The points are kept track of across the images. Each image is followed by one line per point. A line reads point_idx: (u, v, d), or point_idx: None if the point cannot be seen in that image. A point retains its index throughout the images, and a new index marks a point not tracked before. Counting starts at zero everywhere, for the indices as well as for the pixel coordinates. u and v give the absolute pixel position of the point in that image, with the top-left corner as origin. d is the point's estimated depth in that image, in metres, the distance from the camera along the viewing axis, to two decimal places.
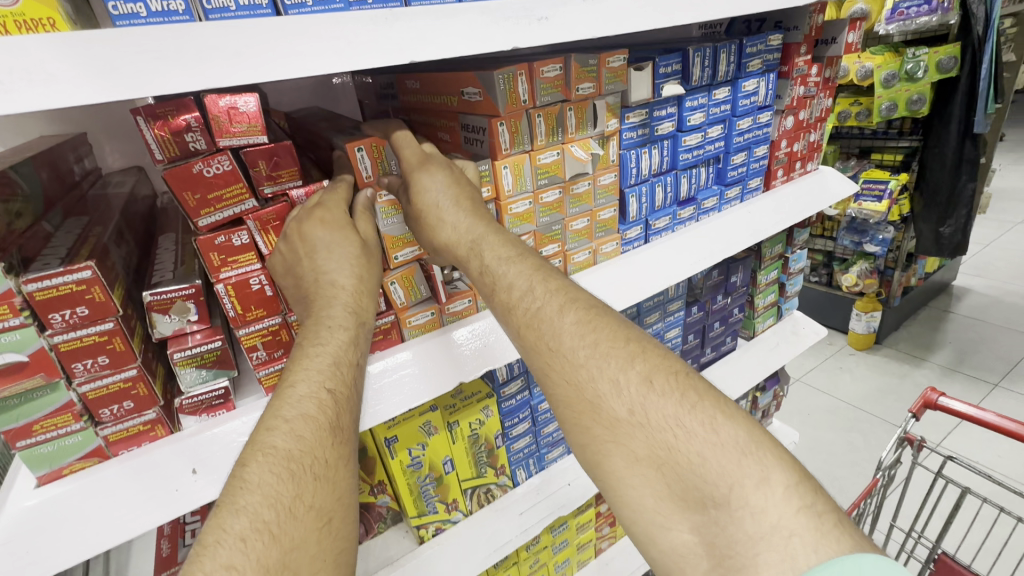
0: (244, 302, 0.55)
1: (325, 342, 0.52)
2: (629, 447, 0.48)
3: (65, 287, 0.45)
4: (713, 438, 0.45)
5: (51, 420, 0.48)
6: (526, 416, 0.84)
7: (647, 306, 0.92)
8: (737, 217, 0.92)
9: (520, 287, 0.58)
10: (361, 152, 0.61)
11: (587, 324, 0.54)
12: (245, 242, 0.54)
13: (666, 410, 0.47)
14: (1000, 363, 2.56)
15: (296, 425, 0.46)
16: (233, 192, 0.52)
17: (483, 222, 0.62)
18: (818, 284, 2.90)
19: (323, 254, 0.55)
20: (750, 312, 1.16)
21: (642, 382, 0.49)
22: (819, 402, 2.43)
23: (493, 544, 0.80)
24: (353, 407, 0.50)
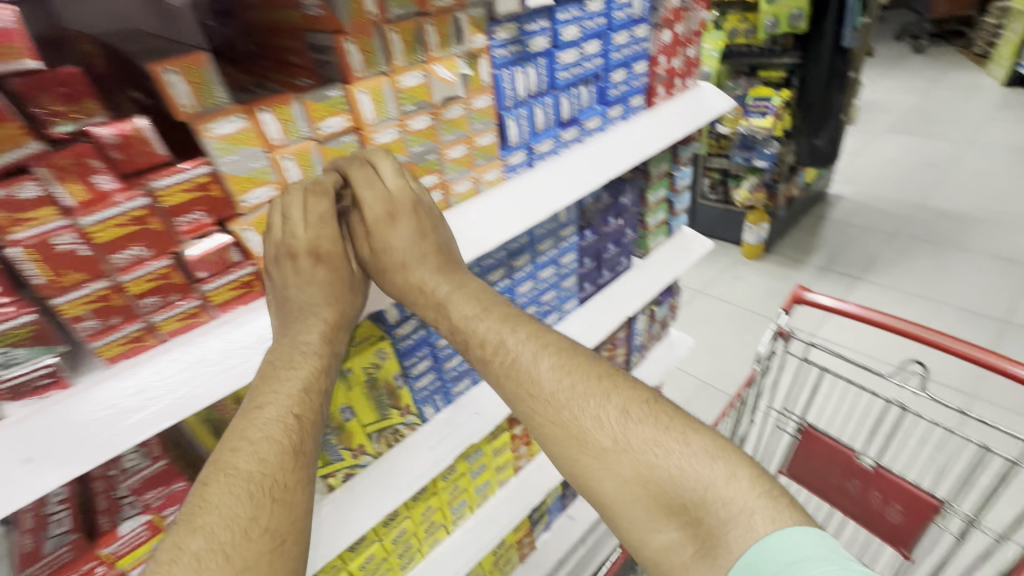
0: (59, 268, 0.47)
1: (298, 370, 0.57)
2: (615, 470, 0.56)
3: None
4: (684, 452, 0.55)
5: None
6: (426, 354, 0.84)
7: (538, 234, 0.93)
8: (620, 137, 0.92)
9: (494, 338, 0.63)
10: (173, 75, 0.48)
11: (562, 364, 0.61)
12: (46, 193, 0.45)
13: (642, 434, 0.56)
14: (863, 259, 2.94)
15: (261, 447, 0.51)
16: (6, 133, 0.42)
17: (457, 275, 0.67)
18: (716, 202, 3.07)
19: (297, 298, 0.60)
20: (642, 231, 1.21)
21: (620, 412, 0.58)
22: (718, 309, 2.67)
23: (406, 478, 0.82)
24: (314, 437, 0.56)
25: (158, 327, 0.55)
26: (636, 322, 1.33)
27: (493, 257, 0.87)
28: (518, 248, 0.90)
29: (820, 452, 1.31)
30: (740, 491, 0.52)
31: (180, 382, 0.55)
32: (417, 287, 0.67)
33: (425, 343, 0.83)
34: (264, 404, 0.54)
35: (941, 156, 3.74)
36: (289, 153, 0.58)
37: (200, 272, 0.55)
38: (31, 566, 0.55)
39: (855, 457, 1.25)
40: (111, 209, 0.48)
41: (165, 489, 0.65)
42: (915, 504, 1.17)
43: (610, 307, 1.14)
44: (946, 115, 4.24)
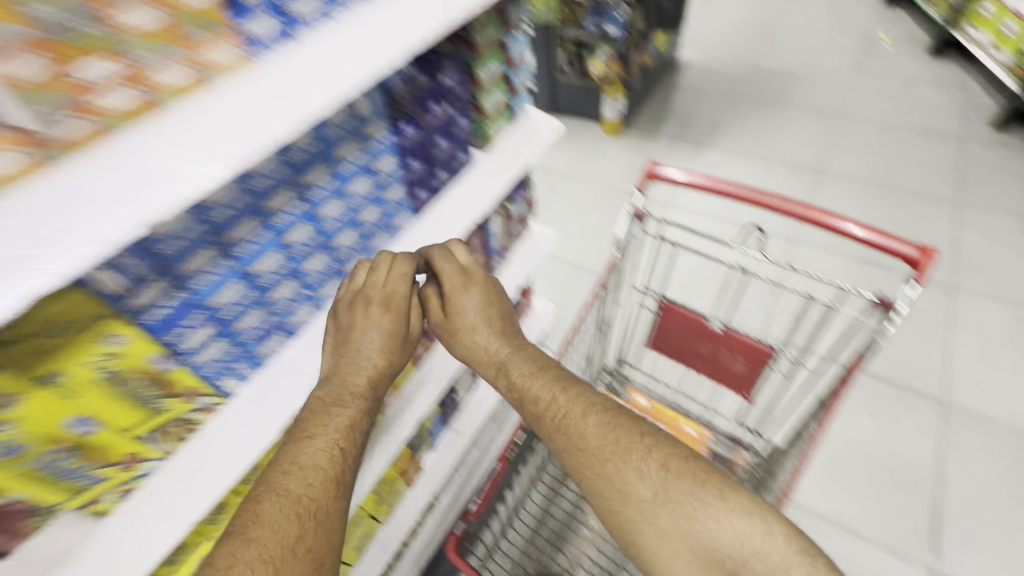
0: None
1: (338, 417, 0.79)
2: (614, 476, 0.80)
3: None
4: (683, 484, 0.78)
5: None
6: (198, 325, 0.74)
7: (330, 136, 0.79)
8: (390, 15, 0.75)
9: (545, 396, 0.87)
10: None
11: (601, 417, 0.84)
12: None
13: (648, 462, 0.80)
14: (709, 125, 3.06)
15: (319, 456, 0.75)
16: None
17: (511, 347, 0.92)
18: (573, 77, 2.91)
19: (375, 351, 0.86)
20: (479, 119, 1.05)
21: (641, 455, 0.81)
22: (584, 192, 2.65)
23: (208, 484, 0.76)
24: (352, 467, 0.78)
25: None
26: (489, 224, 1.22)
27: (269, 176, 0.74)
28: (304, 158, 0.77)
29: (676, 322, 1.38)
30: (734, 520, 0.75)
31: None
32: (471, 344, 0.93)
33: (192, 308, 0.71)
34: (322, 422, 0.78)
35: (773, 14, 3.89)
36: None
37: None
38: None
39: (705, 321, 1.33)
40: None
41: None
42: (754, 354, 1.28)
43: (452, 219, 1.01)
44: None
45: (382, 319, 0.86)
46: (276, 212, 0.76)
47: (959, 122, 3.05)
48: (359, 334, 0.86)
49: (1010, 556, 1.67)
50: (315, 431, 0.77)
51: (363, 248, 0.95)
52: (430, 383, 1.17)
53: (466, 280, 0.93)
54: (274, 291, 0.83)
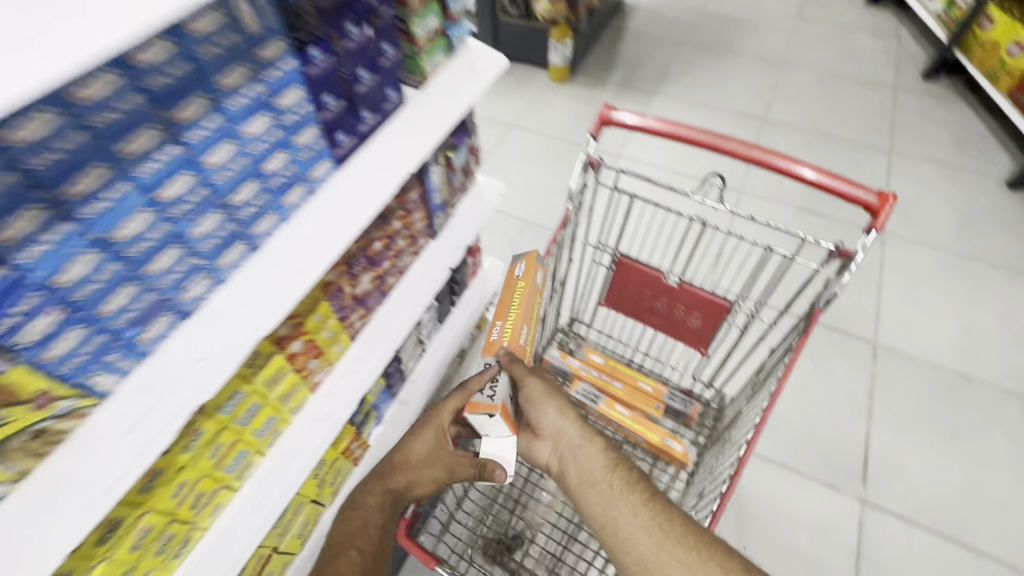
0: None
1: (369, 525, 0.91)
2: (625, 556, 0.76)
3: None
4: (699, 552, 0.74)
5: None
6: (39, 302, 0.47)
7: (212, 62, 0.55)
8: None
9: (595, 477, 0.82)
10: None
11: (649, 499, 0.79)
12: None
13: (672, 533, 0.76)
14: (658, 71, 2.83)
15: (352, 537, 0.90)
16: None
17: (575, 440, 0.86)
18: (516, 16, 2.56)
19: (418, 461, 0.91)
20: (410, 47, 0.87)
21: (676, 527, 0.77)
22: (531, 143, 2.39)
23: (91, 494, 0.53)
24: (372, 553, 0.89)
25: None
26: (428, 174, 1.06)
27: (117, 107, 0.48)
28: (172, 87, 0.52)
29: (632, 279, 1.32)
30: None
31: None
32: (555, 432, 0.88)
33: (22, 289, 0.45)
34: (360, 521, 0.91)
35: None
36: None
37: None
38: None
39: (662, 278, 1.27)
40: None
41: None
42: (712, 308, 1.24)
43: (355, 214, 0.77)
44: None
45: (418, 449, 0.92)
46: (135, 160, 0.51)
47: (895, 72, 3.01)
48: (403, 464, 0.92)
49: (928, 482, 1.80)
50: (354, 518, 0.92)
51: (272, 208, 0.69)
52: (370, 357, 1.03)
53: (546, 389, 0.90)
54: (153, 262, 0.56)
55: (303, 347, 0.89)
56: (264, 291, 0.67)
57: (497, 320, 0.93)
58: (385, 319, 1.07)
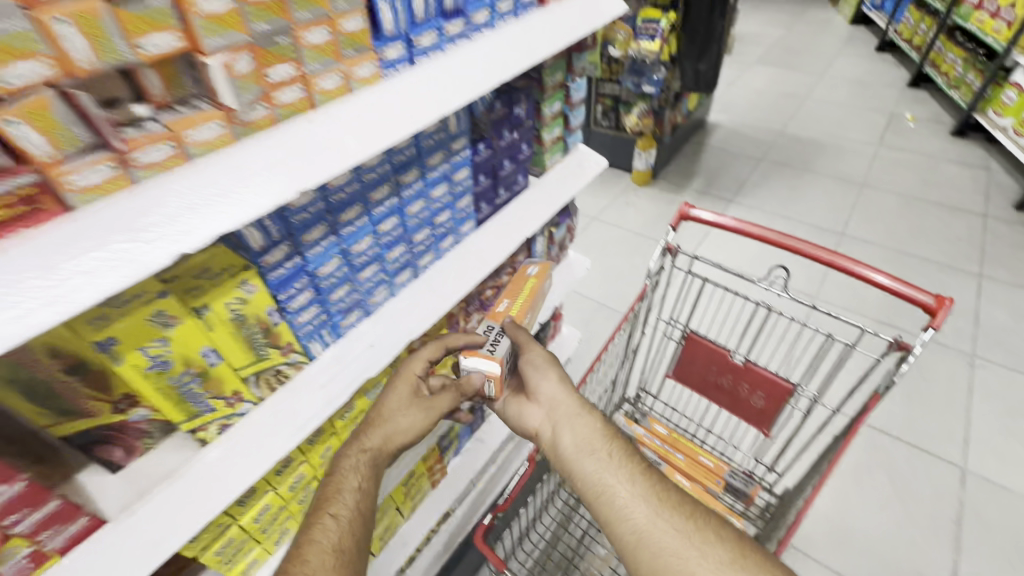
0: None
1: (353, 475, 0.76)
2: (622, 528, 0.63)
3: None
4: (706, 528, 0.62)
5: None
6: (306, 285, 0.73)
7: (427, 146, 0.84)
8: (511, 33, 0.83)
9: (597, 452, 0.71)
10: (63, 25, 0.41)
11: (649, 469, 0.70)
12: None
13: (674, 506, 0.64)
14: (735, 182, 3.06)
15: (330, 501, 0.72)
16: None
17: (573, 406, 0.78)
18: (607, 129, 2.96)
19: (396, 414, 0.84)
20: (539, 148, 1.16)
21: (678, 502, 0.65)
22: (611, 236, 2.65)
23: (293, 424, 0.75)
24: (354, 533, 0.69)
25: None
26: (534, 243, 1.30)
27: (376, 170, 0.76)
28: (403, 161, 0.81)
29: (701, 355, 1.43)
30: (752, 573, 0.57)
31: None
32: (546, 386, 0.82)
33: (303, 273, 0.72)
34: (338, 482, 0.74)
35: (802, 88, 3.99)
36: (65, 14, 0.41)
37: None
38: None
39: (728, 355, 1.38)
40: None
41: None
42: (774, 389, 1.33)
43: (486, 260, 1.02)
44: (804, 47, 4.57)
45: (399, 400, 0.85)
46: (375, 203, 0.79)
47: (983, 200, 2.99)
48: (380, 422, 0.82)
49: None
50: (338, 485, 0.74)
51: (433, 248, 0.96)
52: None
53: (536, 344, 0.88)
54: (362, 271, 0.82)
55: None
56: (419, 306, 0.91)
57: (505, 299, 1.02)
58: None
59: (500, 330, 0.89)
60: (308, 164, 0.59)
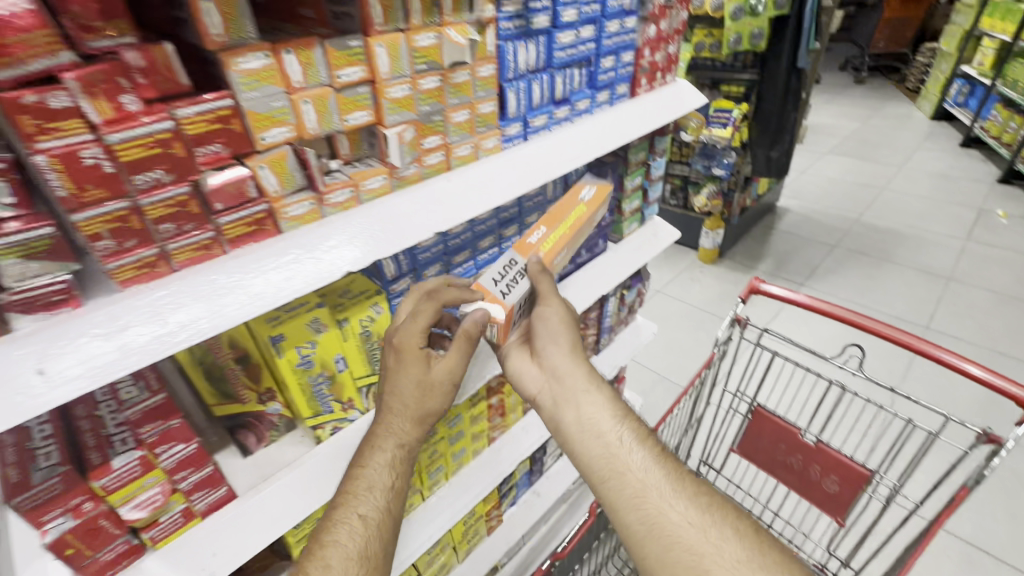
0: (42, 119, 0.43)
1: (377, 467, 0.71)
2: (632, 517, 0.63)
3: (25, 240, 0.45)
4: (721, 523, 0.60)
5: (39, 255, 0.46)
6: None
7: (527, 206, 0.97)
8: (606, 120, 0.98)
9: (608, 432, 0.69)
10: (306, 104, 0.58)
11: (662, 457, 0.68)
12: (24, 9, 0.40)
13: (688, 500, 0.63)
14: (806, 267, 3.02)
15: (353, 500, 0.68)
16: (101, 107, 0.45)
17: (580, 376, 0.74)
18: (676, 207, 3.07)
19: (402, 390, 0.72)
20: (619, 216, 1.28)
21: (693, 495, 0.63)
22: (674, 309, 2.67)
23: None
24: (380, 536, 0.67)
25: (172, 255, 0.53)
26: (608, 303, 1.38)
27: (485, 224, 0.90)
28: (507, 218, 0.94)
29: (768, 431, 1.41)
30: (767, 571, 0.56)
31: (171, 311, 0.52)
32: (553, 348, 0.76)
33: None
34: (359, 479, 0.70)
35: (878, 179, 3.96)
36: (308, 96, 0.58)
37: (217, 203, 0.54)
38: (21, 495, 0.55)
39: (797, 434, 1.35)
40: (164, 192, 0.50)
41: (162, 424, 0.62)
42: (848, 474, 1.28)
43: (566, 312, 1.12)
44: (880, 140, 4.58)
45: (406, 375, 0.71)
46: (481, 251, 0.92)
47: None
48: (394, 403, 0.72)
49: None
50: (358, 482, 0.70)
51: None
52: (533, 430, 1.29)
53: (552, 297, 0.77)
54: None
55: (499, 402, 1.18)
56: None
57: (542, 226, 0.80)
58: None
59: (525, 269, 0.77)
60: (443, 214, 0.73)
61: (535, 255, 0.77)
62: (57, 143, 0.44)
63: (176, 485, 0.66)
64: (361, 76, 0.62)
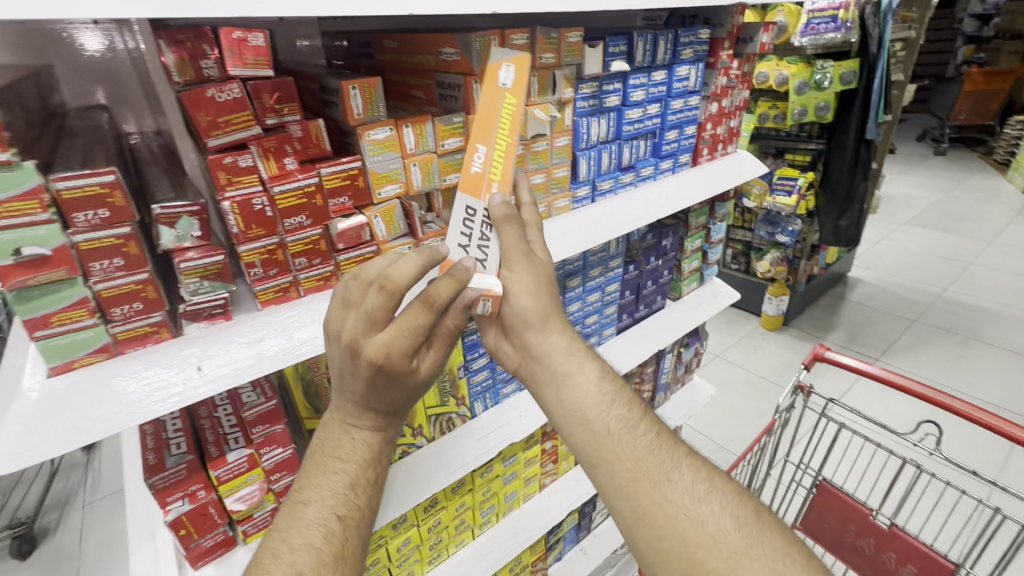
0: (231, 174, 0.57)
1: (345, 460, 0.59)
2: (623, 505, 0.58)
3: (202, 263, 0.58)
4: (720, 511, 0.56)
5: (211, 277, 0.59)
6: (485, 351, 0.94)
7: (591, 260, 1.05)
8: (668, 186, 1.06)
9: (596, 413, 0.62)
10: (415, 167, 0.70)
11: (657, 439, 0.62)
12: (234, 97, 0.55)
13: (685, 488, 0.57)
14: (881, 341, 2.86)
15: (326, 496, 0.57)
16: (270, 167, 0.59)
17: (569, 357, 0.65)
18: (737, 271, 3.04)
19: (373, 386, 0.56)
20: (677, 275, 1.33)
21: (690, 481, 0.58)
22: (734, 375, 2.58)
23: (451, 465, 0.90)
24: (360, 534, 0.58)
25: (300, 283, 0.65)
26: (664, 359, 1.40)
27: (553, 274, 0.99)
28: (572, 270, 1.02)
29: (836, 509, 1.32)
30: (765, 562, 0.52)
31: (297, 328, 0.63)
32: (521, 325, 0.65)
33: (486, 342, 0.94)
34: (325, 474, 0.58)
35: (963, 253, 3.73)
36: (417, 161, 0.70)
37: (340, 244, 0.66)
38: (156, 475, 0.66)
39: (868, 514, 1.27)
40: (302, 233, 0.63)
41: (270, 427, 0.72)
42: (930, 565, 1.18)
43: (624, 362, 1.16)
44: (965, 213, 4.34)
45: (381, 377, 0.55)
46: None
47: None
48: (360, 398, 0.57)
49: None
50: (330, 477, 0.58)
51: None
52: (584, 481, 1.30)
53: (525, 259, 0.62)
54: None
55: (552, 447, 1.21)
56: None
57: (479, 143, 0.60)
58: None
59: (488, 217, 0.61)
60: None
61: (500, 198, 0.61)
62: (237, 193, 0.57)
63: (270, 485, 0.74)
64: (459, 146, 0.74)
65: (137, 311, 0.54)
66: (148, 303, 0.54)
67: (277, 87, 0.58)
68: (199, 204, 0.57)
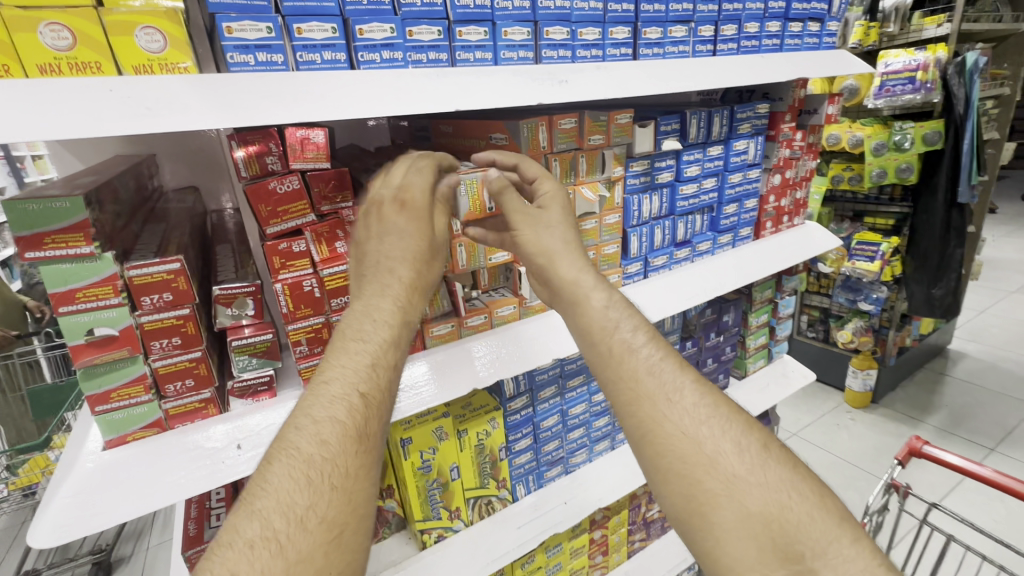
0: (285, 258, 0.60)
1: (367, 339, 0.49)
2: (626, 422, 0.52)
3: (257, 343, 0.61)
4: (721, 434, 0.48)
5: (259, 354, 0.61)
6: (528, 432, 0.90)
7: None
8: (728, 261, 1.01)
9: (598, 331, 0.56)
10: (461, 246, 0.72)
11: (662, 362, 0.54)
12: (294, 188, 0.59)
13: (687, 408, 0.50)
14: (997, 427, 2.46)
15: (348, 371, 0.47)
16: (323, 250, 0.62)
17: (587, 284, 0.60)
18: (815, 340, 2.80)
19: (384, 230, 0.56)
20: (742, 351, 1.23)
21: (695, 401, 0.51)
22: (814, 459, 2.31)
23: (488, 554, 0.83)
24: (383, 415, 0.46)
25: None
26: None
27: None
28: None
29: None
30: (767, 489, 0.45)
31: None
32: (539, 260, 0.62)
33: (529, 423, 0.90)
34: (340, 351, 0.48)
35: None
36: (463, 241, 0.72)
37: None
38: (193, 547, 0.66)
39: None
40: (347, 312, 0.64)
41: None
42: None
43: None
44: None
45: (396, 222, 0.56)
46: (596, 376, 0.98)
47: None
48: (376, 249, 0.55)
49: None
50: (347, 356, 0.48)
51: None
52: None
53: (528, 217, 0.63)
54: (573, 431, 0.97)
55: (602, 537, 1.11)
56: (614, 475, 1.00)
57: None
58: (657, 552, 1.22)
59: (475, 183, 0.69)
60: (565, 341, 0.80)
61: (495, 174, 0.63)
62: (290, 275, 0.60)
63: None
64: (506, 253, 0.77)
65: (188, 387, 0.56)
66: (200, 379, 0.57)
67: (333, 177, 0.61)
68: (255, 284, 0.60)
